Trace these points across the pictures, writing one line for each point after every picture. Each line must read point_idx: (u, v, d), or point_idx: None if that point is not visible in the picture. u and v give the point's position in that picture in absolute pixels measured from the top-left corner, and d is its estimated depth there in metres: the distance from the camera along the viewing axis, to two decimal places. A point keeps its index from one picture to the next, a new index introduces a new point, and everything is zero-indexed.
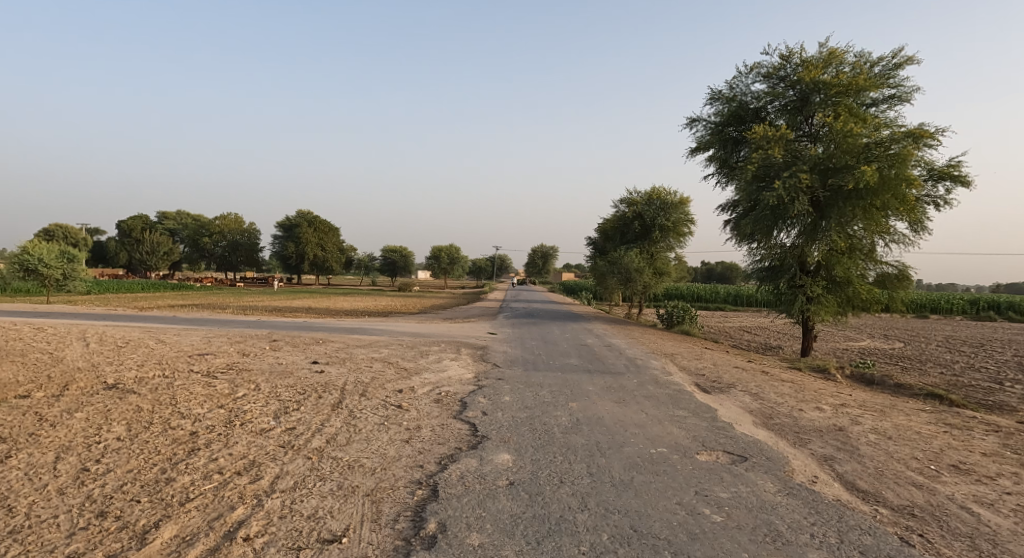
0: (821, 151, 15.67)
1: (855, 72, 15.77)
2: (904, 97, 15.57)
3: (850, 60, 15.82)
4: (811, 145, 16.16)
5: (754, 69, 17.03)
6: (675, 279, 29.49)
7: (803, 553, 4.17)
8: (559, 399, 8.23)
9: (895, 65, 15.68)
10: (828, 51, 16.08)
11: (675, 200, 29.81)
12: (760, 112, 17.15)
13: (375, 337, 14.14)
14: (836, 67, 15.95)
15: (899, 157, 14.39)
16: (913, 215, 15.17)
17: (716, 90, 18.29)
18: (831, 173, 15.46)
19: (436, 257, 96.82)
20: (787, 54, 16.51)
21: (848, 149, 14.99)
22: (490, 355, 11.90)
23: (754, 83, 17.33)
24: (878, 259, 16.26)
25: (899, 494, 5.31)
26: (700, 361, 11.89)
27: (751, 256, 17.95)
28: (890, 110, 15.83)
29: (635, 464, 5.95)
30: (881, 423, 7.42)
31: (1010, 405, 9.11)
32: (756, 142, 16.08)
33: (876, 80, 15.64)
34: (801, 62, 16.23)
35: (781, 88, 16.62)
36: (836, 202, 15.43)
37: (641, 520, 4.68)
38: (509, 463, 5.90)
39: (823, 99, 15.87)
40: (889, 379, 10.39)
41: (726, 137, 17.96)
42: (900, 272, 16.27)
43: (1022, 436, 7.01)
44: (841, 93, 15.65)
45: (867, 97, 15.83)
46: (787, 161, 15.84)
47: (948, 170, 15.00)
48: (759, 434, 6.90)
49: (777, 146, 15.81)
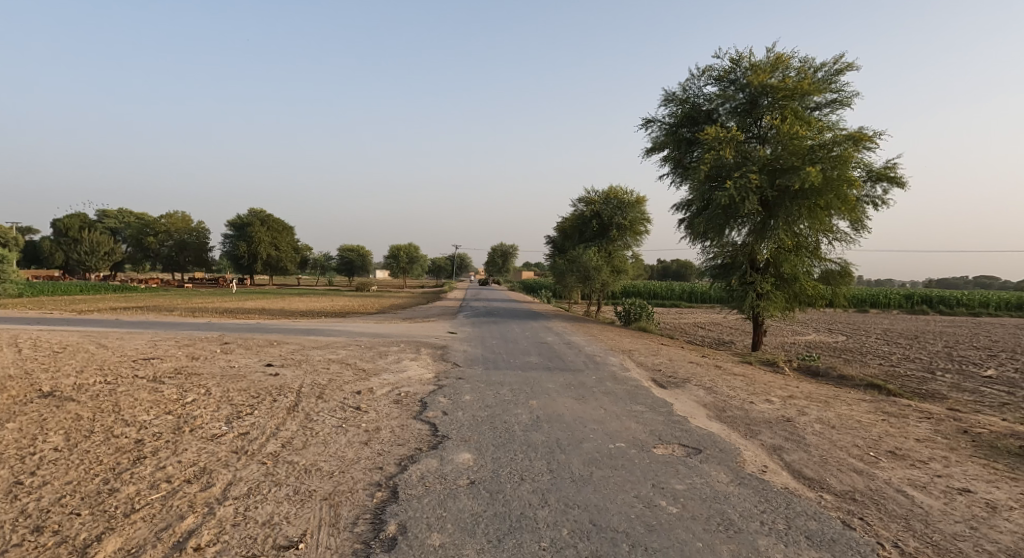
0: (769, 152, 16.29)
1: (800, 76, 16.36)
2: (846, 101, 16.29)
3: (796, 65, 16.42)
4: (759, 146, 16.75)
5: (706, 72, 17.47)
6: (633, 277, 29.98)
7: (753, 540, 4.38)
8: (519, 397, 8.26)
9: (836, 71, 16.37)
10: (775, 56, 16.66)
11: (632, 199, 30.22)
12: (712, 114, 17.58)
13: (334, 338, 13.87)
14: (782, 72, 16.56)
15: (841, 158, 15.08)
16: (855, 214, 15.87)
17: (669, 92, 18.68)
18: (779, 174, 15.99)
19: (396, 256, 95.61)
20: (737, 57, 17.00)
21: (795, 151, 15.63)
22: (450, 354, 11.84)
23: (706, 85, 17.80)
24: (822, 256, 16.89)
25: (841, 480, 5.58)
26: (656, 357, 12.16)
27: (704, 254, 18.40)
28: (832, 114, 16.58)
29: (594, 459, 6.05)
30: (825, 413, 7.76)
31: (941, 393, 9.71)
32: (709, 143, 16.41)
33: (819, 84, 16.29)
34: (750, 66, 16.73)
35: (732, 90, 17.06)
36: (784, 201, 16.03)
37: (600, 514, 4.78)
38: (470, 462, 5.89)
39: (771, 102, 16.46)
40: (833, 370, 10.90)
41: (680, 137, 18.29)
42: (842, 269, 16.96)
43: (952, 422, 7.44)
44: (787, 97, 16.25)
45: (812, 101, 16.52)
46: (738, 162, 16.36)
47: (885, 171, 15.75)
48: (713, 427, 7.10)
49: (728, 147, 16.22)
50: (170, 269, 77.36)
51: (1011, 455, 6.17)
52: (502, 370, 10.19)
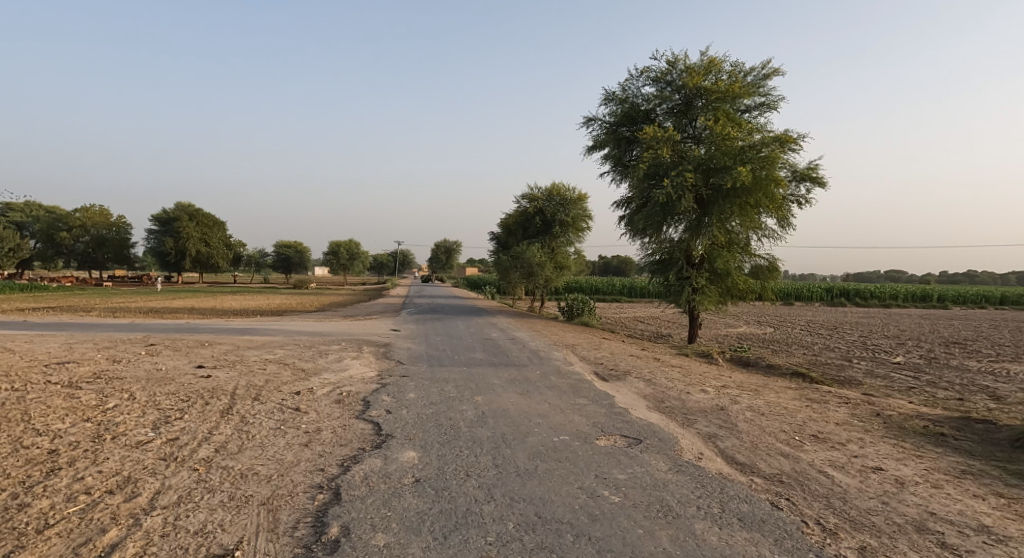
0: (704, 152, 16.91)
1: (731, 80, 17.08)
2: (773, 105, 17.15)
3: (727, 69, 17.13)
4: (694, 146, 17.37)
5: (644, 72, 17.93)
6: (575, 273, 30.51)
7: (690, 525, 4.61)
8: (464, 394, 8.25)
9: (764, 75, 17.19)
10: (709, 59, 17.28)
11: (574, 196, 30.64)
12: (650, 114, 18.07)
13: (270, 338, 13.35)
14: (715, 75, 17.22)
15: (769, 159, 15.87)
16: (781, 212, 16.75)
17: (610, 91, 19.06)
18: (713, 173, 16.64)
19: (336, 251, 93.32)
20: (673, 59, 17.55)
21: (727, 151, 16.30)
22: (393, 352, 11.66)
23: (644, 86, 18.28)
24: (752, 252, 17.72)
25: (770, 463, 5.91)
26: (598, 351, 12.43)
27: (643, 250, 18.91)
28: (761, 116, 17.42)
29: (539, 452, 6.12)
30: (755, 401, 8.18)
31: (856, 379, 10.45)
32: (647, 142, 16.86)
33: (749, 88, 17.07)
34: (685, 68, 17.32)
35: (669, 91, 17.62)
36: (717, 199, 16.71)
37: (546, 507, 4.87)
38: (415, 460, 5.82)
39: (704, 103, 17.15)
40: (762, 360, 11.51)
41: (620, 136, 18.70)
42: (770, 264, 17.87)
43: (866, 406, 8.02)
44: (720, 99, 16.93)
45: (742, 104, 17.28)
46: (674, 161, 16.90)
47: (808, 172, 16.71)
48: (652, 417, 7.34)
49: (665, 146, 16.73)
50: (86, 267, 71.92)
51: (916, 435, 6.72)
52: (447, 366, 10.13)
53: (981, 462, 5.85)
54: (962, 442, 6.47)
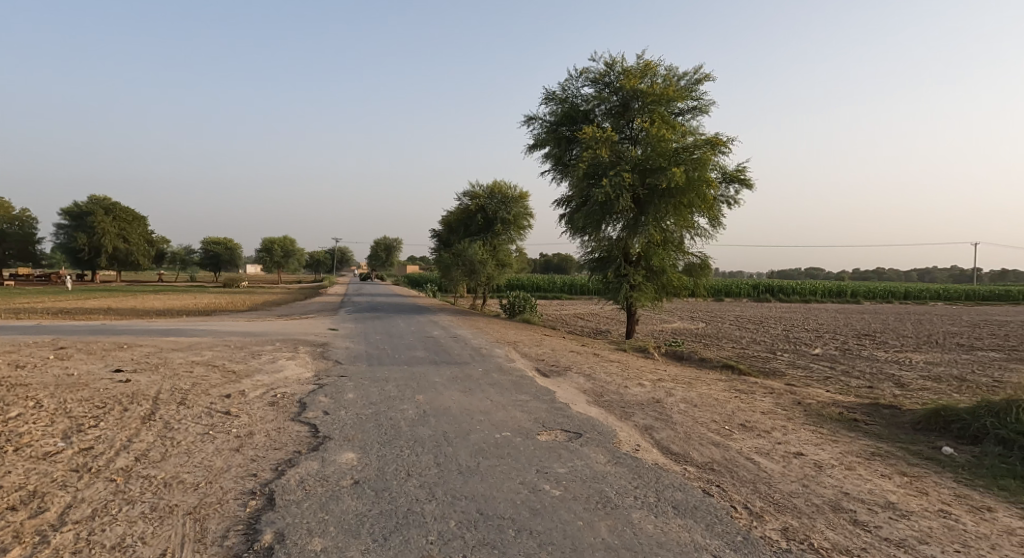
0: (640, 153, 17.40)
1: (666, 83, 17.67)
2: (704, 109, 17.88)
3: (662, 72, 17.70)
4: (631, 146, 17.85)
5: (583, 73, 18.26)
6: (518, 271, 30.71)
7: (628, 516, 4.76)
8: (405, 392, 8.14)
9: (697, 80, 17.88)
10: (644, 62, 17.79)
11: (515, 194, 30.73)
12: (589, 114, 18.43)
13: (198, 339, 12.69)
14: (651, 78, 17.77)
15: (700, 161, 16.52)
16: (712, 212, 17.49)
17: (550, 91, 19.27)
18: (649, 173, 17.16)
19: (270, 249, 89.67)
20: (611, 61, 17.97)
21: (662, 152, 16.85)
22: (331, 351, 11.37)
23: (583, 86, 18.62)
24: (686, 250, 18.42)
25: (702, 452, 6.17)
26: (540, 347, 12.59)
27: (583, 248, 19.28)
28: (693, 120, 18.12)
29: (481, 449, 6.12)
30: (688, 393, 8.52)
31: (778, 370, 11.10)
32: (586, 142, 17.19)
33: (682, 92, 17.71)
34: (622, 71, 17.79)
35: (607, 93, 18.03)
36: (653, 199, 17.25)
37: (488, 503, 4.90)
38: (354, 461, 5.69)
39: (641, 106, 17.66)
40: (694, 354, 12.01)
41: (560, 135, 18.97)
42: (702, 262, 18.65)
43: (789, 395, 8.53)
44: (655, 102, 17.48)
45: (675, 107, 17.92)
46: (612, 161, 17.31)
47: (736, 174, 17.53)
48: (592, 411, 7.50)
49: (604, 146, 17.11)
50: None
51: (832, 421, 7.20)
52: (387, 366, 9.97)
53: (888, 444, 6.33)
54: (872, 426, 7.00)
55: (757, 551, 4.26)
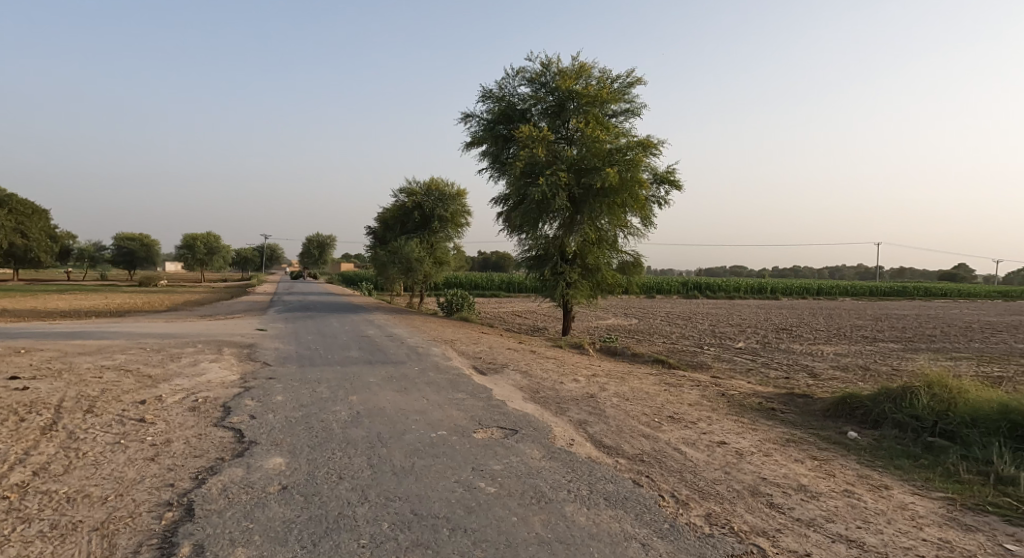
0: (576, 153, 17.77)
1: (600, 85, 18.09)
2: (636, 112, 18.46)
3: (596, 75, 18.12)
4: (567, 146, 18.19)
5: (520, 73, 18.43)
6: (455, 268, 30.69)
7: (561, 510, 4.84)
8: (338, 394, 7.93)
9: (629, 83, 18.43)
10: (579, 64, 18.18)
11: (452, 191, 30.46)
12: (526, 113, 18.63)
13: (110, 342, 11.81)
14: (585, 80, 18.15)
15: (633, 162, 17.02)
16: (644, 212, 18.06)
17: (487, 89, 19.34)
18: (584, 173, 17.53)
19: (192, 247, 84.87)
20: (547, 62, 18.24)
21: (596, 153, 17.26)
22: (258, 353, 10.89)
23: (519, 86, 18.79)
24: (619, 249, 18.94)
25: (633, 445, 6.36)
26: (477, 345, 12.61)
27: (520, 246, 19.48)
28: (626, 122, 18.67)
29: (417, 448, 6.05)
30: (621, 388, 8.78)
31: (704, 364, 11.65)
32: (523, 141, 17.37)
33: (616, 94, 18.20)
34: (558, 72, 18.09)
35: (543, 93, 18.29)
36: (588, 198, 17.64)
37: (422, 503, 4.85)
38: (282, 466, 5.47)
39: (576, 106, 18.02)
40: (627, 349, 12.40)
41: (497, 134, 19.07)
42: (634, 261, 19.21)
43: (714, 387, 8.96)
44: (590, 103, 17.87)
45: (609, 109, 18.38)
46: (549, 160, 17.58)
47: (667, 175, 18.21)
48: (528, 408, 7.58)
49: (540, 146, 17.34)
50: None
51: (752, 410, 7.62)
52: (319, 366, 9.67)
53: (801, 431, 6.77)
54: (787, 415, 7.46)
55: (682, 537, 4.44)
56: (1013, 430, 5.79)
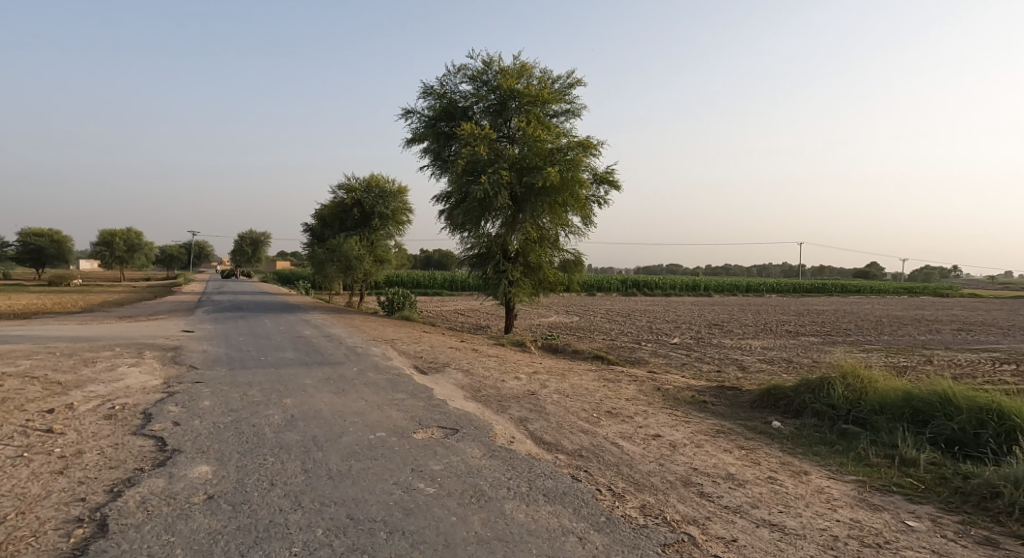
0: (518, 152, 17.91)
1: (541, 85, 18.26)
2: (576, 112, 18.75)
3: (538, 75, 18.28)
4: (509, 145, 18.28)
5: (461, 70, 18.35)
6: (397, 267, 30.31)
7: (501, 507, 4.86)
8: (271, 397, 7.63)
9: (570, 84, 18.71)
10: (521, 64, 18.28)
11: (393, 188, 29.88)
12: (468, 111, 18.59)
13: (13, 347, 10.85)
14: (527, 79, 18.28)
15: (573, 162, 17.27)
16: (585, 212, 18.39)
17: (428, 85, 19.15)
18: (525, 172, 17.68)
19: (111, 243, 79.33)
20: (488, 60, 18.24)
21: (538, 152, 17.43)
22: (184, 356, 10.32)
23: (461, 83, 18.72)
24: (561, 247, 19.23)
25: (572, 440, 6.48)
26: (418, 344, 12.48)
27: (463, 244, 19.45)
28: (566, 122, 18.93)
29: (354, 451, 5.91)
30: (561, 385, 8.92)
31: (642, 359, 12.02)
32: (465, 139, 17.32)
33: (557, 94, 18.42)
34: (499, 70, 18.14)
35: (485, 91, 18.30)
36: (530, 197, 17.81)
37: (359, 507, 4.75)
38: (208, 474, 5.21)
39: (517, 106, 18.13)
40: (568, 346, 12.62)
41: (439, 131, 18.93)
42: (575, 259, 19.43)
43: (650, 382, 9.26)
44: (531, 103, 18.02)
45: (550, 109, 18.59)
46: (491, 159, 17.62)
47: (606, 175, 18.61)
48: (469, 407, 7.56)
49: (482, 144, 17.36)
50: None
51: (685, 403, 7.92)
52: (251, 369, 9.28)
53: (730, 422, 7.10)
54: (717, 407, 7.80)
55: (618, 529, 4.55)
56: (915, 415, 6.30)
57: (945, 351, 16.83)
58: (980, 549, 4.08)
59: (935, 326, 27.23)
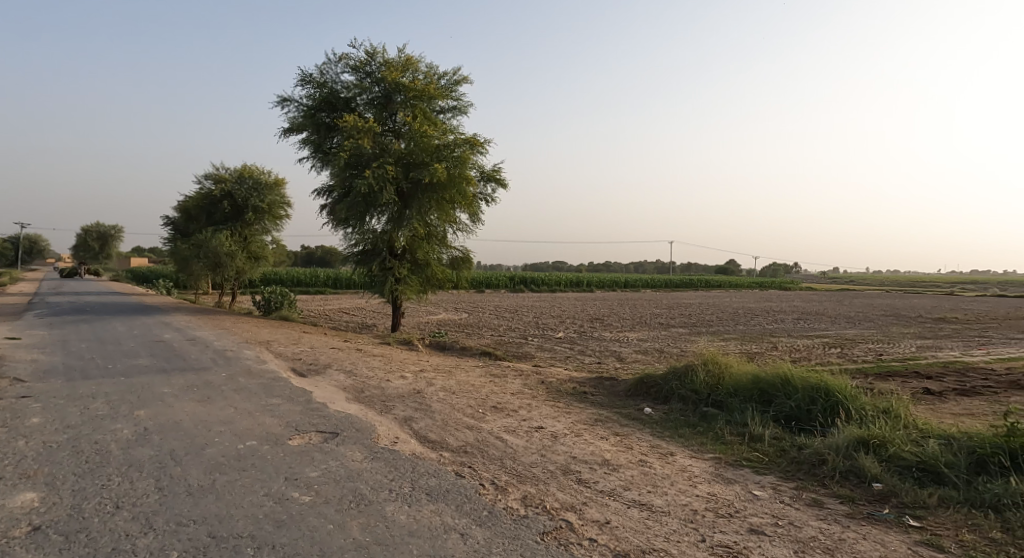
0: (404, 147, 17.63)
1: (427, 80, 18.07)
2: (463, 110, 18.78)
3: (423, 69, 18.07)
4: (395, 140, 17.93)
5: (343, 59, 17.64)
6: (273, 263, 28.72)
7: (381, 510, 4.74)
8: (120, 410, 6.83)
9: (456, 81, 18.70)
10: (406, 57, 17.97)
11: (268, 180, 27.61)
12: (350, 102, 17.95)
13: None
14: (412, 73, 17.99)
15: (460, 159, 17.28)
16: (472, 209, 18.51)
17: (307, 73, 18.20)
18: (412, 168, 17.44)
19: None
20: (372, 51, 17.73)
21: (424, 148, 17.27)
22: (7, 368, 8.90)
23: (343, 73, 18.02)
24: (448, 244, 19.22)
25: (456, 437, 6.48)
26: (297, 346, 11.84)
27: (346, 240, 18.79)
28: (453, 119, 18.90)
29: (219, 463, 5.47)
30: (448, 382, 8.90)
31: (528, 354, 12.36)
32: (347, 131, 16.73)
33: (442, 91, 18.30)
34: (383, 62, 17.70)
35: (368, 82, 17.79)
36: (416, 193, 17.60)
37: (223, 524, 4.39)
38: (34, 503, 4.54)
39: (403, 100, 17.81)
40: (456, 344, 12.65)
41: (319, 122, 18.08)
42: (463, 256, 19.51)
43: (535, 375, 9.54)
44: (416, 98, 17.77)
45: (437, 105, 18.45)
46: (375, 153, 17.19)
47: (492, 173, 18.85)
48: (351, 409, 7.30)
49: (365, 137, 16.87)
50: None
51: (565, 395, 8.25)
52: (95, 379, 8.22)
53: (607, 411, 7.51)
54: (596, 397, 8.22)
55: (498, 522, 4.62)
56: (762, 396, 7.08)
57: (788, 338, 19.18)
58: (810, 510, 4.65)
59: (778, 316, 31.02)
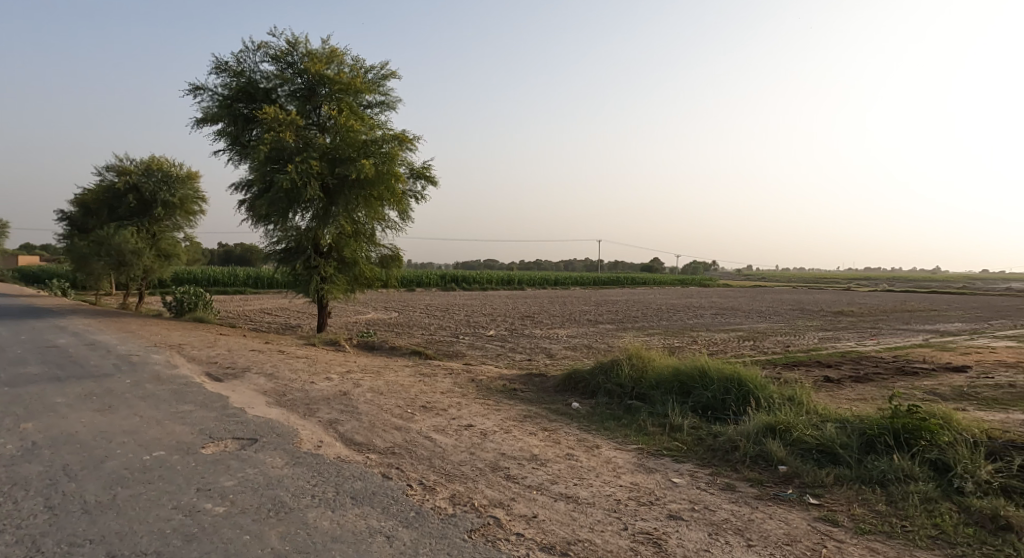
0: (329, 141, 17.10)
1: (353, 74, 17.62)
2: (391, 105, 18.46)
3: (349, 62, 17.61)
4: (319, 134, 17.36)
5: (262, 48, 16.89)
6: (187, 262, 26.94)
7: (303, 517, 4.58)
8: (4, 424, 6.18)
9: (384, 76, 18.35)
10: (331, 49, 17.43)
11: (181, 172, 25.79)
12: (271, 93, 17.21)
13: None
14: (338, 66, 17.48)
15: (389, 155, 16.92)
16: (402, 206, 18.22)
17: (223, 60, 17.28)
18: (337, 163, 16.95)
19: None
20: (293, 40, 17.09)
21: (350, 143, 16.83)
22: None
23: (262, 62, 17.25)
24: (377, 242, 18.83)
25: (384, 438, 6.36)
26: (213, 349, 11.20)
27: (268, 238, 18.03)
28: (381, 114, 18.53)
29: (122, 477, 5.08)
30: (376, 383, 8.72)
31: (459, 352, 12.33)
32: (268, 123, 16.04)
33: (370, 85, 17.90)
34: (306, 53, 17.10)
35: (290, 74, 17.14)
36: (343, 189, 17.10)
37: (124, 541, 4.09)
38: None
39: (328, 93, 17.30)
40: (385, 343, 12.42)
41: (236, 112, 17.21)
42: (393, 254, 19.17)
43: (465, 374, 9.53)
44: (342, 91, 17.29)
45: (364, 99, 18.03)
46: (298, 147, 16.57)
47: (423, 171, 18.63)
48: (271, 414, 6.99)
49: (287, 130, 16.23)
50: None
51: (495, 392, 8.30)
52: None
53: (536, 406, 7.62)
54: (526, 393, 8.32)
55: (425, 522, 4.57)
56: (681, 387, 7.42)
57: (706, 332, 20.28)
58: (723, 493, 4.92)
59: (699, 311, 32.69)
